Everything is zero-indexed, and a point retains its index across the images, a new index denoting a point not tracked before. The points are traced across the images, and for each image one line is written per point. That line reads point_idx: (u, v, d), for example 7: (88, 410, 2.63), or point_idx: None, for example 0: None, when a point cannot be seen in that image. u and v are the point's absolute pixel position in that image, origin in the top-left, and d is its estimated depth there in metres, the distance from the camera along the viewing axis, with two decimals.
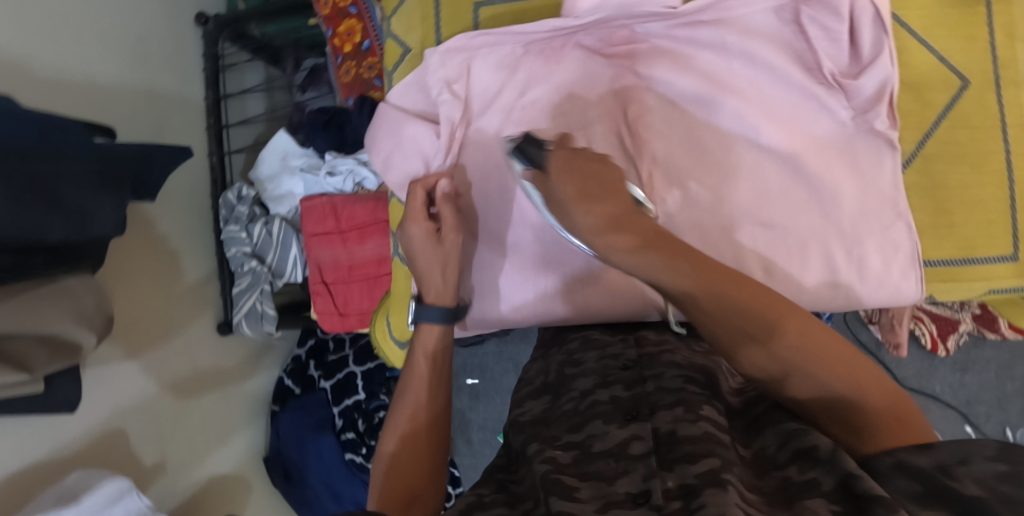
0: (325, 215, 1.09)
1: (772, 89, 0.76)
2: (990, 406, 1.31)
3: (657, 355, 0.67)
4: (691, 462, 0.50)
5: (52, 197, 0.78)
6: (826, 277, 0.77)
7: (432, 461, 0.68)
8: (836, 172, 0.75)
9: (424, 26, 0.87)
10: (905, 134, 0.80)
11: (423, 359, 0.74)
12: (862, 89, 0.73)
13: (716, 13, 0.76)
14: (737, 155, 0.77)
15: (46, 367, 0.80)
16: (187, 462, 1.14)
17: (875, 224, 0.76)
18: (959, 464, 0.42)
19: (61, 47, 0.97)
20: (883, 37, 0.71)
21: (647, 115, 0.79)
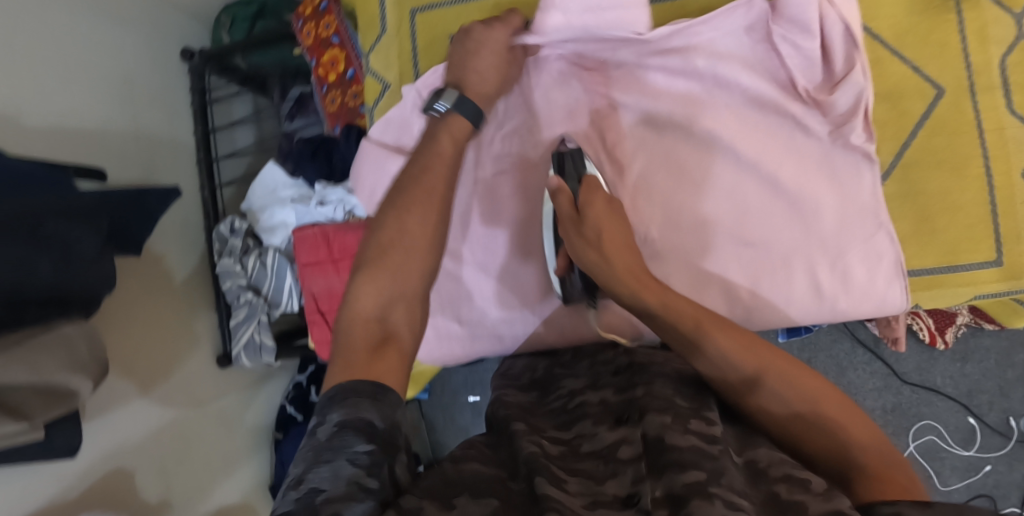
0: (317, 245, 1.11)
1: (747, 108, 0.83)
2: (992, 395, 1.30)
3: (647, 364, 0.68)
4: (679, 471, 0.51)
5: (39, 235, 0.82)
6: (813, 293, 0.83)
7: (426, 245, 0.71)
8: (815, 186, 0.82)
9: (401, 61, 0.88)
10: (884, 145, 0.88)
11: (447, 140, 0.76)
12: (837, 104, 0.79)
13: (683, 39, 0.81)
14: (715, 172, 0.83)
15: (44, 416, 0.82)
16: (191, 497, 1.14)
17: (859, 232, 0.81)
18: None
19: (47, 95, 0.99)
20: (854, 52, 0.77)
21: (626, 141, 0.85)
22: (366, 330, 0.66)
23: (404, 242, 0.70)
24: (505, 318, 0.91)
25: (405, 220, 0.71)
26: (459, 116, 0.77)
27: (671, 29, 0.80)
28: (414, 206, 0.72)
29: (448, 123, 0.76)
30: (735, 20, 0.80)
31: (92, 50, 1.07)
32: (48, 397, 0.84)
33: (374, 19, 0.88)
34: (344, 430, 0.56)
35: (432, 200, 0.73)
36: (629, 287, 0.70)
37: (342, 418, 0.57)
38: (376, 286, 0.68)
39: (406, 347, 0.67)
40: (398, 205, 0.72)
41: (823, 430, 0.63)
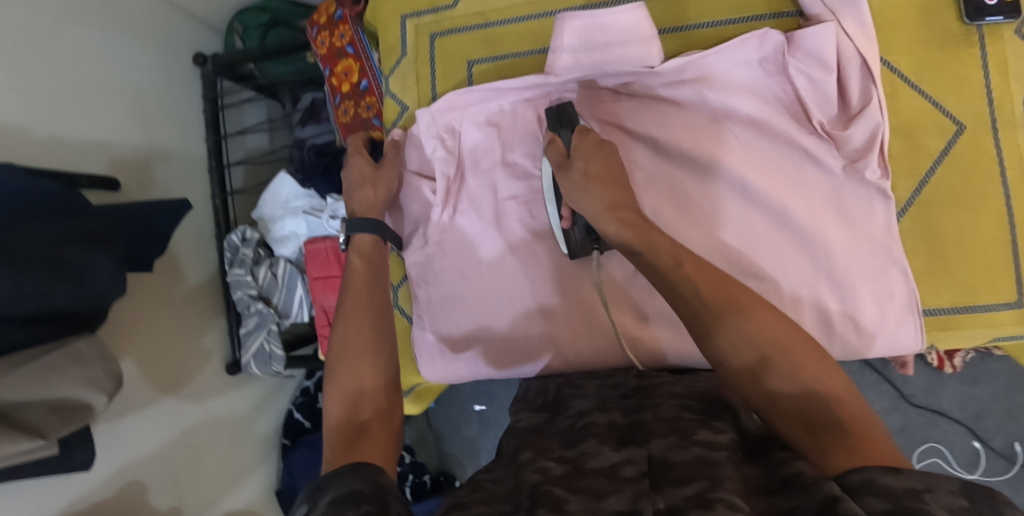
0: (329, 260, 1.13)
1: (759, 145, 0.71)
2: (1000, 419, 1.29)
3: (657, 387, 0.66)
4: (681, 486, 0.49)
5: (51, 260, 0.83)
6: (822, 332, 0.71)
7: (377, 351, 0.70)
8: (825, 223, 0.70)
9: (419, 86, 0.86)
10: (898, 182, 0.74)
11: (359, 259, 0.78)
12: (851, 139, 0.69)
13: (694, 71, 0.73)
14: (723, 206, 0.72)
15: (60, 432, 0.83)
16: (201, 504, 1.15)
17: (869, 270, 0.70)
18: (926, 490, 0.43)
19: (60, 109, 0.99)
20: (871, 87, 0.68)
21: (633, 173, 0.74)
22: (343, 439, 0.61)
23: (355, 354, 0.70)
24: (515, 341, 0.82)
25: (356, 345, 0.71)
26: (362, 234, 0.79)
27: (679, 62, 0.72)
28: (351, 320, 0.73)
29: (356, 245, 0.79)
30: (746, 52, 0.71)
31: (103, 60, 1.07)
32: (63, 412, 0.85)
33: (395, 44, 0.87)
34: (336, 506, 0.49)
35: (366, 313, 0.74)
36: (611, 223, 0.64)
37: (332, 498, 0.50)
38: (342, 402, 0.66)
39: (386, 447, 0.62)
40: (344, 329, 0.72)
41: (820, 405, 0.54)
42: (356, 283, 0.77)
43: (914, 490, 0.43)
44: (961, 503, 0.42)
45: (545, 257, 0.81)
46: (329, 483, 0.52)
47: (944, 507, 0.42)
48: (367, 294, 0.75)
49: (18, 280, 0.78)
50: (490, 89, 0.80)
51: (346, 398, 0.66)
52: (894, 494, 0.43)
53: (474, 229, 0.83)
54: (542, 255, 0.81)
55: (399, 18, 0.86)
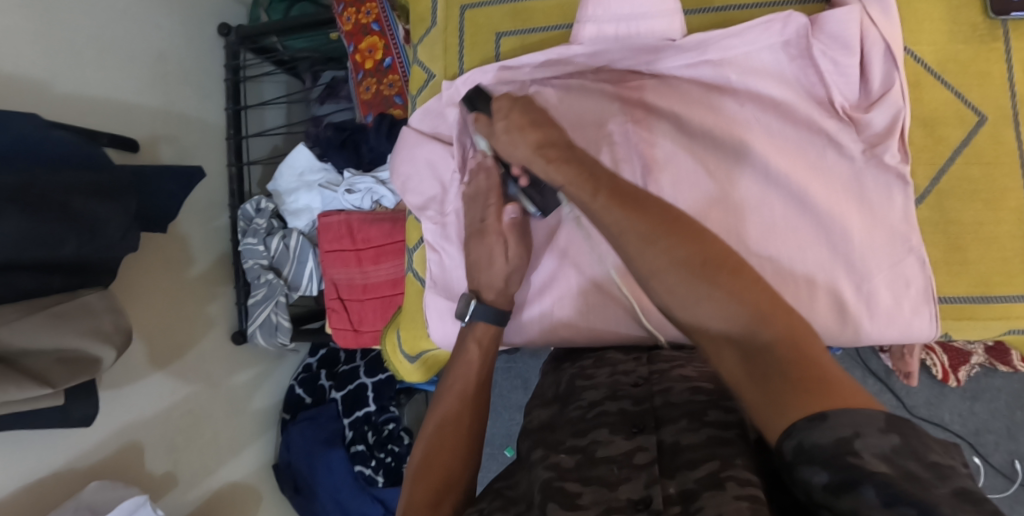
0: (342, 234, 1.12)
1: (778, 129, 0.71)
2: (999, 436, 1.31)
3: (667, 370, 0.67)
4: (692, 468, 0.52)
5: (64, 207, 0.82)
6: (837, 314, 0.69)
7: (470, 442, 0.65)
8: (844, 207, 0.69)
9: (446, 56, 0.83)
10: (916, 170, 0.70)
11: (474, 349, 0.72)
12: (872, 123, 0.68)
13: (718, 53, 0.72)
14: (739, 187, 0.71)
15: (68, 382, 0.82)
16: (199, 472, 1.15)
17: (885, 260, 0.68)
18: (854, 436, 0.42)
19: (82, 67, 1.00)
20: (894, 73, 0.66)
21: (654, 152, 0.74)
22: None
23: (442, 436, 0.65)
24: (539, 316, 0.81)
25: (443, 425, 0.67)
26: (483, 322, 0.74)
27: (696, 41, 0.71)
28: (447, 404, 0.69)
29: (472, 329, 0.74)
30: (768, 36, 0.70)
31: (128, 22, 1.08)
32: (71, 364, 0.84)
33: (425, 14, 0.85)
34: None
35: (466, 400, 0.69)
36: (539, 162, 0.65)
37: None
38: (426, 485, 0.61)
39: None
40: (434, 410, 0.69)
41: (780, 376, 0.47)
42: (461, 368, 0.72)
43: (843, 440, 0.42)
44: (891, 442, 0.41)
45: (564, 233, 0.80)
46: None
47: (872, 452, 0.41)
48: (469, 382, 0.70)
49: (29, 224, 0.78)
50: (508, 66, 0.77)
51: (430, 482, 0.61)
52: (824, 449, 0.42)
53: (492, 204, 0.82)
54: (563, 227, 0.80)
55: None
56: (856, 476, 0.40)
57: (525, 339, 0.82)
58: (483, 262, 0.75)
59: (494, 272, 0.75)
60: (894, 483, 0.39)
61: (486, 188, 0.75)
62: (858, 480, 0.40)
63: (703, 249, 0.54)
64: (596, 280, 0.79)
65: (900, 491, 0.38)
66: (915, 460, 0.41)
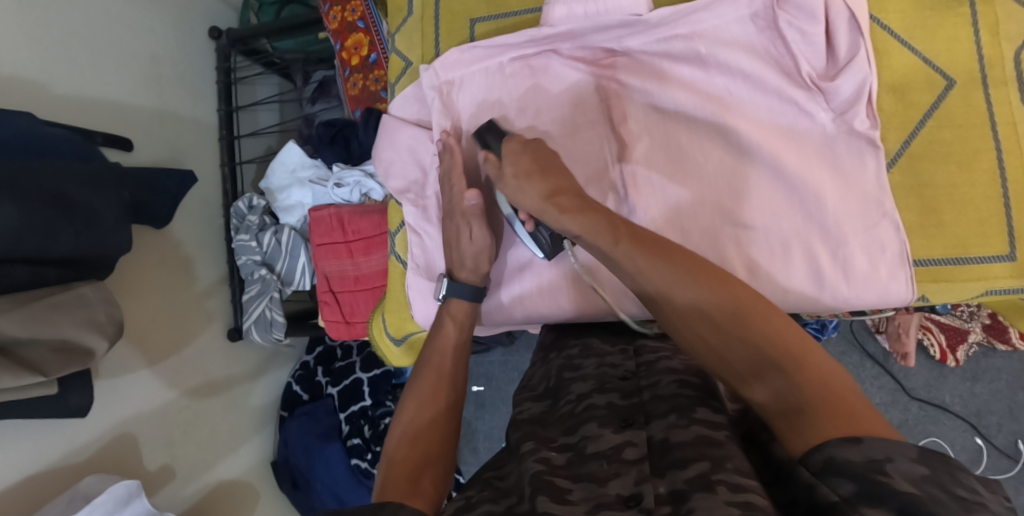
0: (332, 227, 1.13)
1: (750, 102, 0.68)
2: (1001, 417, 1.29)
3: (653, 363, 0.66)
4: (682, 467, 0.50)
5: (59, 197, 0.85)
6: (813, 280, 0.67)
7: (447, 431, 0.65)
8: (818, 174, 0.66)
9: (424, 43, 0.82)
10: (888, 134, 0.70)
11: (451, 325, 0.74)
12: (840, 91, 0.65)
13: (687, 27, 0.68)
14: (712, 157, 0.69)
15: (60, 371, 0.84)
16: (197, 467, 1.16)
17: (859, 222, 0.66)
18: (887, 460, 0.43)
19: (76, 67, 1.02)
20: (860, 40, 0.63)
21: (627, 125, 0.72)
22: (398, 495, 0.55)
23: (427, 418, 0.65)
24: (529, 299, 0.82)
25: (423, 416, 0.65)
26: (458, 299, 0.75)
27: (670, 12, 0.68)
28: (424, 393, 0.68)
29: (448, 307, 0.75)
30: (736, 8, 0.67)
31: (121, 24, 1.10)
32: (66, 354, 0.87)
33: (402, 3, 0.83)
34: None
35: (443, 380, 0.69)
36: (551, 212, 0.65)
37: None
38: (407, 463, 0.60)
39: (432, 510, 0.56)
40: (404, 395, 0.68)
41: (806, 405, 0.48)
42: (441, 349, 0.72)
43: (875, 462, 0.43)
44: (920, 470, 0.42)
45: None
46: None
47: (903, 476, 0.42)
48: (447, 368, 0.70)
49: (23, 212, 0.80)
50: (483, 53, 0.76)
51: (412, 458, 0.60)
52: (857, 471, 0.43)
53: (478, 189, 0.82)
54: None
55: None
56: (882, 492, 0.41)
57: (505, 318, 0.83)
58: (455, 242, 0.75)
59: (462, 258, 0.75)
60: (921, 502, 0.39)
61: (453, 164, 0.75)
62: (885, 495, 0.41)
63: (725, 287, 0.57)
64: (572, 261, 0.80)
65: (928, 508, 0.39)
66: (941, 489, 0.41)
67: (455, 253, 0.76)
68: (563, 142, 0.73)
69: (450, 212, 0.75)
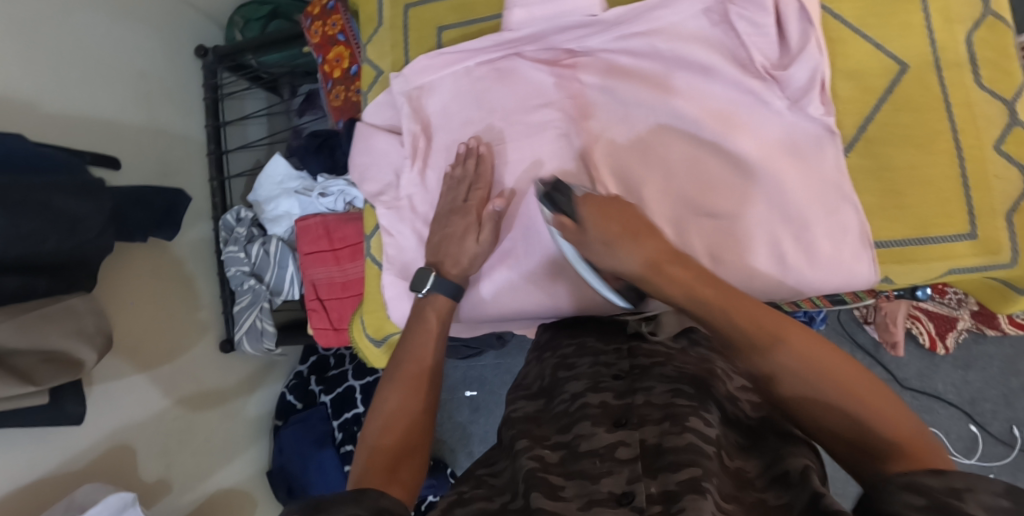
0: (318, 235, 1.15)
1: (710, 92, 0.68)
2: (996, 403, 1.29)
3: (648, 367, 0.63)
4: (673, 470, 0.50)
5: (44, 205, 0.87)
6: (775, 265, 0.68)
7: (423, 422, 0.65)
8: (779, 161, 0.67)
9: (394, 51, 0.83)
10: (845, 119, 0.71)
11: (433, 319, 0.73)
12: (793, 80, 0.66)
13: (646, 23, 0.69)
14: (673, 151, 0.69)
15: (51, 381, 0.87)
16: (192, 477, 1.18)
17: (821, 208, 0.66)
18: (966, 489, 0.41)
19: (65, 86, 1.05)
20: (810, 29, 0.65)
21: (590, 124, 0.72)
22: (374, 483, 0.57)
23: (402, 415, 0.65)
24: (515, 299, 0.80)
25: (400, 409, 0.65)
26: (442, 295, 0.73)
27: (623, 12, 0.69)
28: (403, 389, 0.67)
29: (431, 301, 0.73)
30: (691, 3, 0.68)
31: (109, 44, 1.13)
32: (57, 364, 0.89)
33: (373, 15, 0.85)
34: None
35: (425, 370, 0.68)
36: (656, 283, 0.57)
37: None
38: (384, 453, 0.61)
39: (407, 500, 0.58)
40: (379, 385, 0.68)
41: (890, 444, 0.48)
42: (421, 342, 0.71)
43: (955, 490, 0.41)
44: (1003, 504, 0.40)
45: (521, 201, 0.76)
46: (330, 505, 0.49)
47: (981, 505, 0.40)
48: (428, 361, 0.69)
49: (12, 218, 0.82)
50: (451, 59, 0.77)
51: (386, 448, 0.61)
52: (936, 495, 0.41)
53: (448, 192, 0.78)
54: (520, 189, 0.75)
55: None
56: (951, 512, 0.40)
57: (481, 314, 0.82)
58: (457, 237, 0.74)
59: (460, 254, 0.74)
60: None
61: (474, 174, 0.74)
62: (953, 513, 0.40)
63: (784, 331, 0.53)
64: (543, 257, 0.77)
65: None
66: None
67: (452, 249, 0.75)
68: (525, 144, 0.74)
69: (459, 211, 0.74)
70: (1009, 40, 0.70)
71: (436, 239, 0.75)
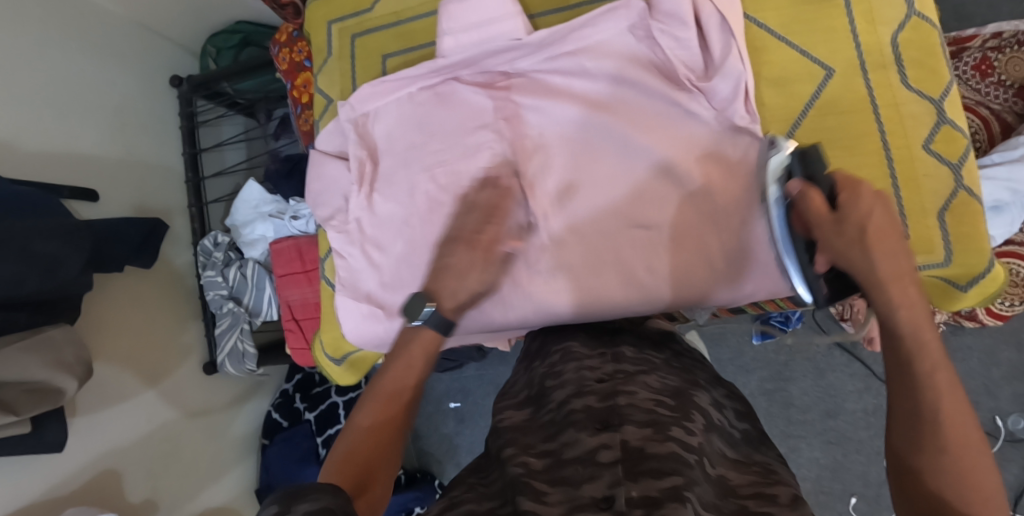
0: (292, 257, 1.18)
1: (638, 106, 0.70)
2: (978, 395, 1.28)
3: (633, 374, 0.60)
4: (657, 477, 0.46)
5: (22, 249, 0.90)
6: (704, 272, 0.70)
7: (396, 441, 0.61)
8: (707, 170, 0.68)
9: (342, 80, 0.86)
10: (771, 128, 0.73)
11: (417, 349, 0.63)
12: (717, 91, 0.68)
13: (574, 43, 0.72)
14: (604, 165, 0.71)
15: (32, 411, 0.90)
16: (179, 499, 1.20)
17: (749, 215, 0.68)
18: None
19: (40, 125, 1.08)
20: (731, 41, 0.67)
21: (527, 143, 0.74)
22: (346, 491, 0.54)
23: (376, 433, 0.60)
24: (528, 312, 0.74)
25: (375, 427, 0.60)
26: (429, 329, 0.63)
27: (547, 34, 0.72)
28: (380, 409, 0.61)
29: (419, 333, 0.63)
30: (616, 22, 0.71)
31: (83, 81, 1.17)
32: (37, 394, 0.92)
33: (322, 45, 0.88)
34: None
35: (405, 395, 0.62)
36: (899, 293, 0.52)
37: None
38: (351, 466, 0.57)
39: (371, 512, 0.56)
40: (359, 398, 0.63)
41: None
42: (401, 366, 0.62)
43: None
44: None
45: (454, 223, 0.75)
46: (306, 494, 0.49)
47: None
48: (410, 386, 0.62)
49: None
50: (391, 85, 0.79)
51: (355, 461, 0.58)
52: None
53: (394, 212, 0.79)
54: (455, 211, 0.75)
55: (325, 24, 0.88)
56: None
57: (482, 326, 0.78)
58: (455, 269, 0.64)
59: (464, 284, 0.64)
60: None
61: (490, 201, 0.69)
62: None
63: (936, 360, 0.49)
64: None
65: None
66: None
67: (450, 280, 0.64)
68: (464, 166, 0.75)
69: (467, 240, 0.65)
70: (935, 40, 0.71)
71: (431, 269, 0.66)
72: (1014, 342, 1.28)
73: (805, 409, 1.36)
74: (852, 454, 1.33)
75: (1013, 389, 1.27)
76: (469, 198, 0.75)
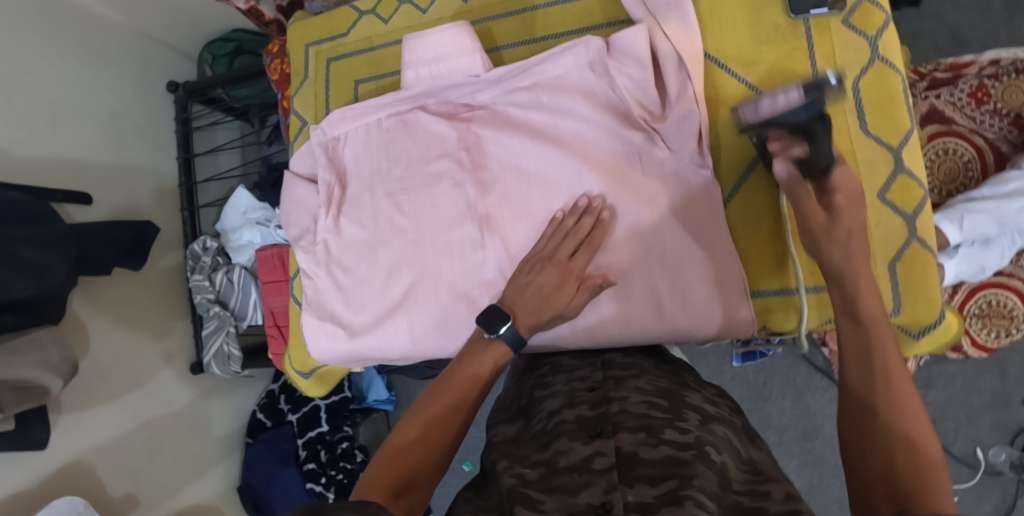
0: (276, 265, 1.21)
1: (592, 141, 0.71)
2: (959, 423, 1.25)
3: (623, 379, 0.62)
4: (652, 484, 0.47)
5: (8, 254, 0.93)
6: (651, 309, 0.70)
7: (446, 454, 0.59)
8: (658, 207, 0.69)
9: (317, 103, 0.89)
10: (723, 174, 0.73)
11: (487, 364, 0.63)
12: (670, 131, 0.68)
13: (533, 77, 0.74)
14: (560, 199, 0.71)
15: (16, 408, 0.93)
16: (161, 494, 1.25)
17: (700, 254, 0.69)
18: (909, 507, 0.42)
19: (34, 130, 1.12)
20: (687, 82, 0.68)
21: (484, 174, 0.74)
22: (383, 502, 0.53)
23: (422, 441, 0.58)
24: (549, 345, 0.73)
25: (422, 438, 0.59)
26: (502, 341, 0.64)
27: (504, 71, 0.75)
28: (433, 419, 0.60)
29: (493, 344, 0.64)
30: (575, 59, 0.72)
31: (79, 87, 1.20)
32: (22, 392, 0.95)
33: (299, 67, 0.90)
34: None
35: (458, 408, 0.61)
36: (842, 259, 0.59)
37: None
38: (392, 472, 0.56)
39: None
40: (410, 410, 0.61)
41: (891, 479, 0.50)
42: (453, 386, 0.62)
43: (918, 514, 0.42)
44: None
45: (411, 250, 0.76)
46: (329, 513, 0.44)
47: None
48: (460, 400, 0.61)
49: None
50: (359, 112, 0.82)
51: (394, 476, 0.56)
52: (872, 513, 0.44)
53: (358, 235, 0.81)
54: (413, 239, 0.77)
55: (303, 47, 0.90)
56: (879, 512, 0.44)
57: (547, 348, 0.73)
58: (541, 289, 0.65)
59: (540, 305, 0.65)
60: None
61: (587, 233, 0.68)
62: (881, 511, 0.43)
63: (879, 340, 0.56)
64: (439, 306, 0.74)
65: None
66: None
67: (525, 299, 0.65)
68: (422, 196, 0.77)
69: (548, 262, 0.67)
70: (897, 84, 0.70)
71: (513, 288, 0.67)
72: (997, 370, 1.24)
73: (781, 431, 1.36)
74: (828, 478, 1.33)
75: (994, 419, 1.23)
76: (426, 226, 0.76)
